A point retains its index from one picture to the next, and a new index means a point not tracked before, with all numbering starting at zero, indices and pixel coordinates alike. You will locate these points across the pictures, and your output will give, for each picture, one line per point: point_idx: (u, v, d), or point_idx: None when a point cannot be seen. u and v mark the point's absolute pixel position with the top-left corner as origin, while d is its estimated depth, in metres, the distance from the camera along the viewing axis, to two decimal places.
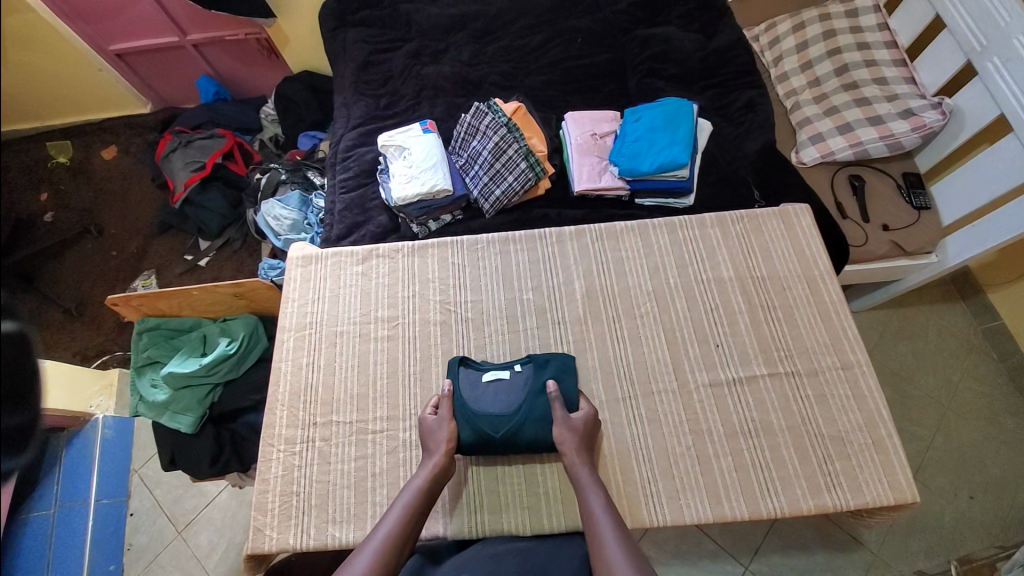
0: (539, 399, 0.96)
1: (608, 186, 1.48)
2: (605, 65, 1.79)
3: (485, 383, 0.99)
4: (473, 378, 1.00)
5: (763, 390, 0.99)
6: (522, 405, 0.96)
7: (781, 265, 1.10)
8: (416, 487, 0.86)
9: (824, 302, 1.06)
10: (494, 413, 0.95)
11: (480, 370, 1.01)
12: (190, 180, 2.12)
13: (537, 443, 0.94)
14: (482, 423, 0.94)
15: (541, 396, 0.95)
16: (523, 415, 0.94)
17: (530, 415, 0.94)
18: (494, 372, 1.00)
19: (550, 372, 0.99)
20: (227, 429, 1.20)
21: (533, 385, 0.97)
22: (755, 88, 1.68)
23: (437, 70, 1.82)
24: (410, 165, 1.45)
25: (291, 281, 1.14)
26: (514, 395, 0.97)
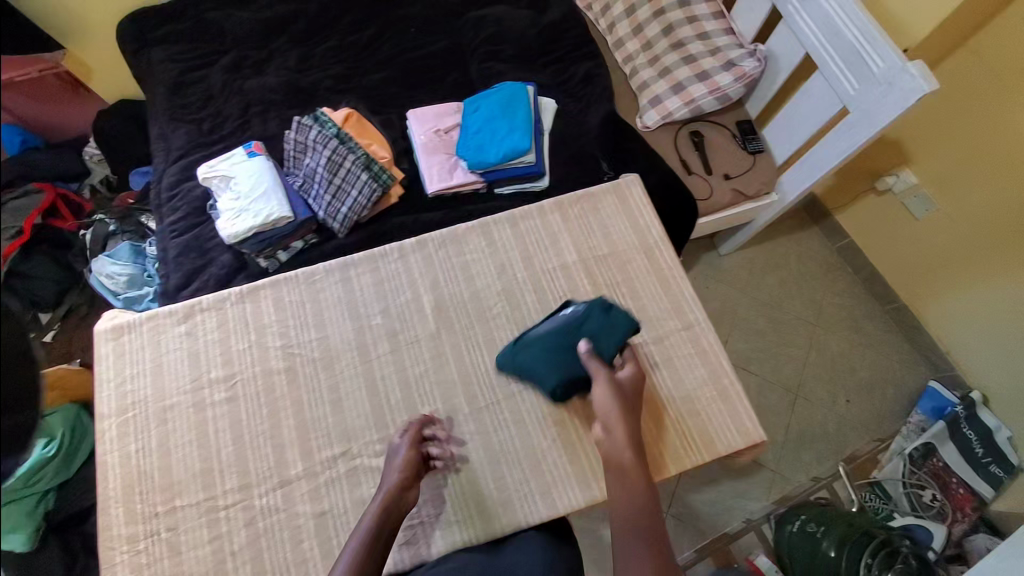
0: (569, 344, 0.96)
1: (460, 182, 1.44)
2: (443, 53, 1.71)
3: (559, 311, 1.01)
4: (551, 312, 1.02)
5: (616, 367, 1.01)
6: (552, 333, 0.98)
7: (620, 240, 1.12)
8: (365, 530, 0.82)
9: (662, 269, 1.10)
10: (551, 342, 0.97)
11: (556, 307, 1.03)
12: (9, 250, 1.72)
13: (535, 373, 0.96)
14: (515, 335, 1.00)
15: (567, 343, 0.96)
16: (544, 347, 0.96)
17: (554, 349, 0.96)
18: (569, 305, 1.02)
19: (588, 329, 0.97)
20: (79, 532, 1.07)
21: (585, 325, 0.97)
22: (592, 58, 1.70)
23: (262, 83, 1.66)
24: (239, 197, 1.32)
25: (103, 359, 1.01)
26: (567, 322, 0.98)
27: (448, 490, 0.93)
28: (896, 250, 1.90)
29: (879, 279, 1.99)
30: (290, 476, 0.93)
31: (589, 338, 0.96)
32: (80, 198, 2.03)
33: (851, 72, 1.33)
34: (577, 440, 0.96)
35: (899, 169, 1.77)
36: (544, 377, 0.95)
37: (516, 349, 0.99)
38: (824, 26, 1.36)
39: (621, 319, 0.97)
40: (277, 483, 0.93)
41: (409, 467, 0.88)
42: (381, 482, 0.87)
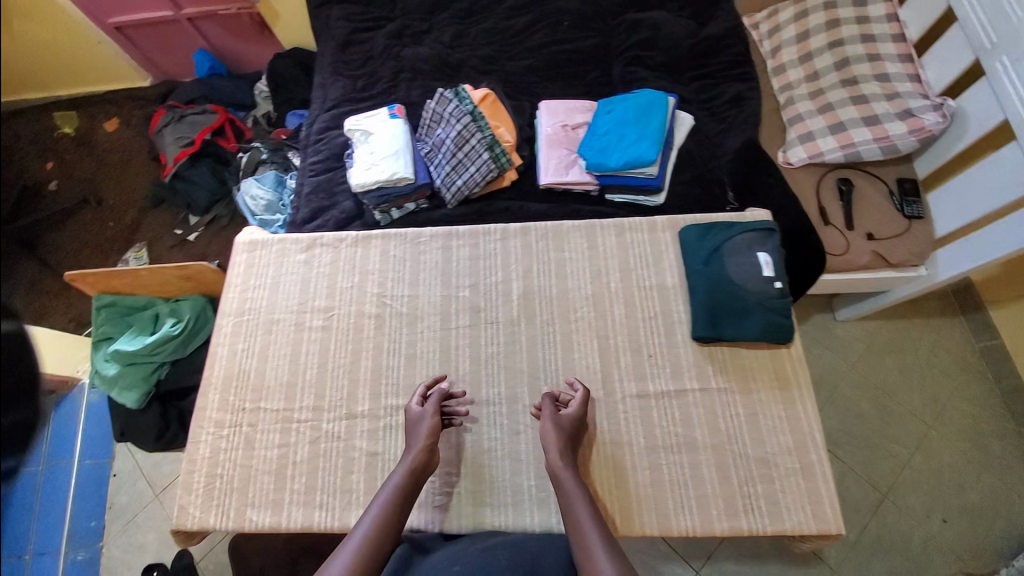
0: (741, 301, 0.97)
1: (574, 180, 1.43)
2: (591, 50, 1.70)
3: (760, 269, 0.98)
4: (750, 264, 0.99)
5: (692, 406, 0.96)
6: (734, 282, 0.98)
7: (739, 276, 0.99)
8: (394, 485, 0.84)
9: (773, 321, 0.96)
10: (734, 283, 0.99)
11: (763, 268, 0.98)
12: (180, 156, 2.17)
13: (694, 293, 1.01)
14: (716, 251, 1.01)
15: (742, 303, 0.97)
16: (721, 284, 0.98)
17: (726, 289, 0.98)
18: (772, 268, 0.98)
19: (759, 313, 0.96)
20: (175, 407, 1.22)
21: (762, 303, 0.96)
22: (746, 80, 1.59)
23: (417, 52, 1.77)
24: (373, 151, 1.43)
25: (236, 266, 1.16)
26: (755, 285, 0.98)
27: (501, 469, 0.94)
28: None
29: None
30: (356, 411, 1.01)
31: (755, 319, 0.96)
32: (243, 125, 2.33)
33: None
34: (660, 462, 0.92)
35: None
36: (697, 299, 0.99)
37: (708, 263, 1.00)
38: None
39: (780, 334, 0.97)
40: (343, 415, 1.01)
41: (434, 434, 0.90)
42: (409, 444, 0.89)
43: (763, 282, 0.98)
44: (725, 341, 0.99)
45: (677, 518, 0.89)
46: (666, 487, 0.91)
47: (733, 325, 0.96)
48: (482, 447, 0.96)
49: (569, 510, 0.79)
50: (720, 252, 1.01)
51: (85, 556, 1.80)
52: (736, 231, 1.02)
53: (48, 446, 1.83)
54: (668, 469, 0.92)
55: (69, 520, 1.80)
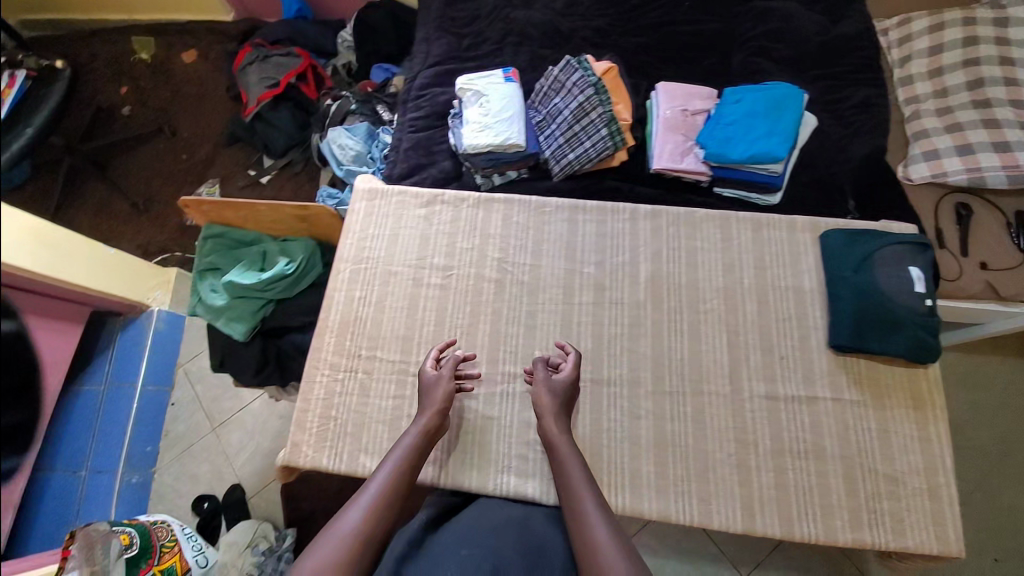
0: (887, 316, 0.94)
1: (688, 169, 1.37)
2: (712, 35, 1.62)
3: (912, 283, 0.95)
4: (901, 279, 0.95)
5: (822, 413, 0.94)
6: (882, 296, 0.95)
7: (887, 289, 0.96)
8: (408, 444, 0.85)
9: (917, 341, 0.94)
10: (881, 295, 0.95)
11: (916, 284, 0.95)
12: (264, 96, 2.15)
13: (835, 301, 0.99)
14: (865, 261, 0.98)
15: (889, 317, 0.94)
16: (868, 295, 0.96)
17: (874, 302, 0.95)
18: (924, 284, 0.95)
19: (905, 330, 0.94)
20: (275, 344, 1.21)
21: (911, 320, 0.94)
22: (874, 87, 1.51)
23: (528, 16, 1.71)
24: (487, 113, 1.39)
25: (355, 213, 1.15)
26: (906, 300, 0.94)
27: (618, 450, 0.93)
28: None
29: None
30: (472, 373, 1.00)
31: (901, 336, 0.94)
32: (324, 73, 2.31)
33: None
34: (785, 465, 0.91)
35: None
36: (839, 309, 0.98)
37: (857, 271, 0.98)
38: None
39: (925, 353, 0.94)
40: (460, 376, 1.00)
41: (449, 398, 0.92)
42: (422, 406, 0.90)
43: (915, 298, 0.94)
44: (864, 353, 0.97)
45: (801, 523, 0.87)
46: (792, 491, 0.89)
47: (875, 337, 0.95)
48: (602, 427, 0.95)
49: (568, 480, 0.81)
50: (868, 263, 0.98)
51: (139, 479, 1.83)
52: (885, 242, 0.98)
53: (110, 369, 1.80)
54: (794, 473, 0.90)
55: (129, 444, 1.80)
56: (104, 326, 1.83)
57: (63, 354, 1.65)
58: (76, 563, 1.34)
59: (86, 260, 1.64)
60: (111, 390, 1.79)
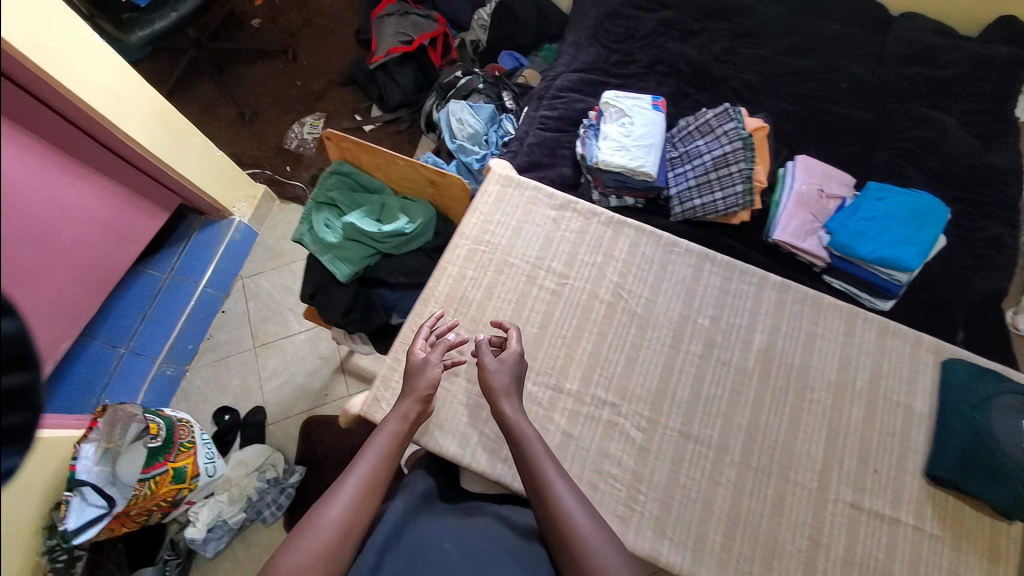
0: (995, 464, 0.93)
1: (809, 250, 1.35)
2: (860, 124, 1.59)
3: None
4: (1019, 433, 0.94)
5: (899, 538, 0.94)
6: (995, 442, 0.94)
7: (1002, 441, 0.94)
8: (390, 434, 0.87)
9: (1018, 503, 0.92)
10: (996, 443, 0.94)
11: None
12: (395, 50, 2.17)
13: (942, 432, 1.00)
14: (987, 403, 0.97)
15: (997, 467, 0.93)
16: (981, 438, 0.95)
17: (984, 446, 0.94)
18: None
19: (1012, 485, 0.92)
20: (365, 294, 1.23)
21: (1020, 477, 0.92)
22: (1012, 225, 1.46)
23: (683, 50, 1.68)
24: (627, 135, 1.37)
25: (486, 194, 1.15)
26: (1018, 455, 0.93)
27: (690, 507, 0.93)
28: None
29: None
30: (564, 386, 0.99)
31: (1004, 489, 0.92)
32: (452, 43, 2.33)
33: None
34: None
35: None
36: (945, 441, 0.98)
37: (976, 410, 0.97)
38: None
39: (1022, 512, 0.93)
40: (550, 385, 0.99)
41: (436, 382, 0.92)
42: (403, 391, 0.91)
43: None
44: (955, 491, 0.98)
45: None
46: None
47: (975, 481, 0.94)
48: (680, 482, 0.94)
49: (529, 459, 0.82)
50: (989, 406, 0.97)
51: (173, 372, 1.84)
52: (1010, 391, 0.98)
53: (180, 261, 1.85)
54: None
55: (174, 338, 1.82)
56: (186, 220, 1.91)
57: (145, 235, 1.68)
58: (98, 436, 1.46)
59: (198, 159, 1.72)
60: (172, 281, 1.84)
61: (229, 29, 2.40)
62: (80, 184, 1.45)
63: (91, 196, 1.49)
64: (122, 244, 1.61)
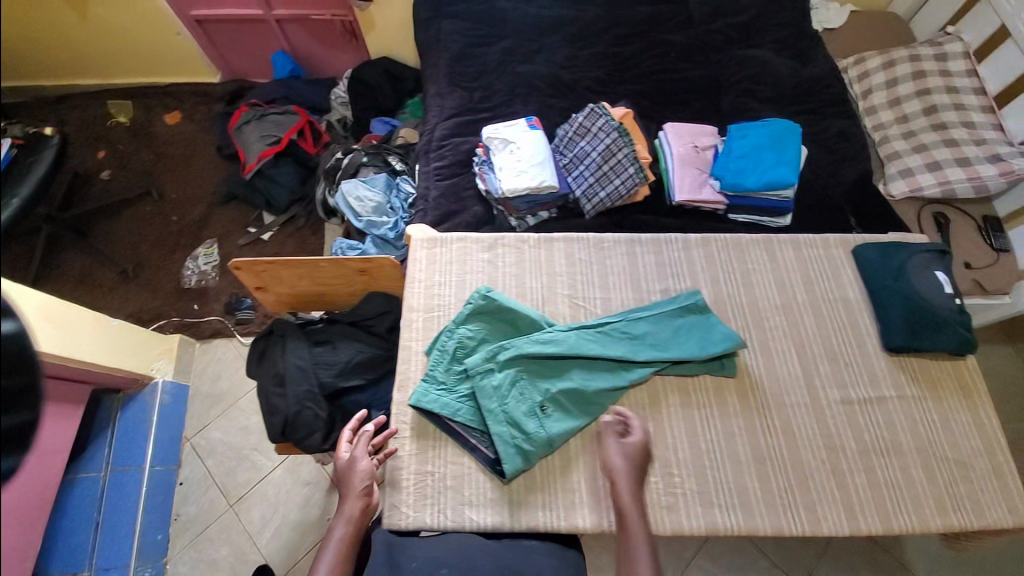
0: (932, 312, 1.05)
1: (708, 199, 1.50)
2: (699, 80, 1.79)
3: (944, 284, 1.08)
4: (932, 286, 1.08)
5: (892, 412, 1.02)
6: (917, 293, 1.07)
7: (932, 293, 1.07)
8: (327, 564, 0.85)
9: (961, 367, 1.07)
10: (923, 297, 1.06)
11: (943, 281, 1.08)
12: (265, 154, 2.12)
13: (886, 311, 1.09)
14: (905, 263, 1.10)
15: (937, 318, 1.05)
16: (916, 298, 1.06)
17: (920, 302, 1.06)
18: (952, 286, 1.09)
19: (949, 330, 1.05)
20: (339, 408, 1.18)
21: (954, 317, 1.06)
22: (847, 118, 1.72)
23: (532, 69, 1.82)
24: (520, 159, 1.47)
25: (417, 262, 1.17)
26: (946, 305, 1.06)
27: (717, 466, 0.96)
28: None
29: None
30: None
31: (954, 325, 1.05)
32: (320, 128, 2.29)
33: None
34: (875, 468, 0.97)
35: None
36: (888, 318, 1.08)
37: (897, 278, 1.10)
38: None
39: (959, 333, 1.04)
40: None
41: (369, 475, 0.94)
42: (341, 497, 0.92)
43: (948, 297, 1.08)
44: (914, 352, 1.07)
45: (898, 523, 0.93)
46: (888, 495, 0.95)
47: (937, 339, 1.05)
48: (700, 448, 0.97)
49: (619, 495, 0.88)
50: (903, 270, 1.10)
51: (150, 572, 1.62)
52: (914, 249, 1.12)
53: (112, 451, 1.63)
54: (885, 473, 0.97)
55: (139, 539, 1.59)
56: (103, 404, 1.67)
57: (65, 440, 1.47)
58: None
59: (96, 336, 1.53)
60: (113, 475, 1.61)
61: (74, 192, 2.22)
62: None
63: None
64: (52, 457, 1.42)
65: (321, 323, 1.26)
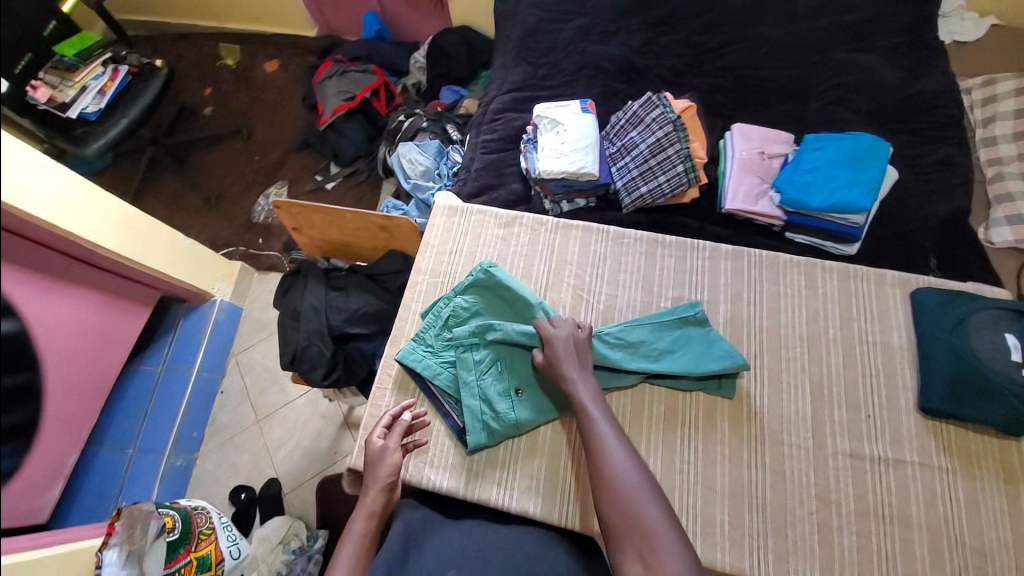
0: (987, 374, 0.99)
1: (762, 212, 1.36)
2: (786, 82, 1.62)
3: (1014, 350, 1.00)
4: (997, 350, 1.01)
5: (908, 478, 0.98)
6: (975, 352, 1.01)
7: (990, 362, 1.00)
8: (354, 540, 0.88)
9: (1011, 451, 1.00)
10: (979, 359, 1.00)
11: (1010, 346, 1.01)
12: (339, 108, 2.26)
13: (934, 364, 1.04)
14: (970, 316, 1.05)
15: (993, 384, 0.98)
16: (973, 358, 1.00)
17: (976, 362, 1.00)
18: (1022, 352, 1.01)
19: (1004, 400, 0.98)
20: (343, 349, 1.30)
21: (1021, 388, 0.98)
22: (960, 145, 1.47)
23: (604, 51, 1.73)
24: (563, 141, 1.43)
25: (435, 227, 1.28)
26: (1011, 371, 0.99)
27: (694, 486, 0.99)
28: None
29: None
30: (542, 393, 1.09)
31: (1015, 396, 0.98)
32: (395, 90, 2.36)
33: None
34: (869, 533, 0.95)
35: None
36: (934, 372, 1.03)
37: (953, 332, 1.04)
38: None
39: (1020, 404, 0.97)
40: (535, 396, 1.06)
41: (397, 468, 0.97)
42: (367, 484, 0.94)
43: (1014, 364, 1.00)
44: (953, 419, 1.02)
45: None
46: (876, 561, 0.92)
47: (984, 406, 0.98)
48: (675, 464, 1.00)
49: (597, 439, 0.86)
50: (967, 324, 1.05)
51: (182, 463, 1.84)
52: (980, 306, 1.06)
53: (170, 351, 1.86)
54: (878, 541, 0.94)
55: (177, 431, 1.82)
56: (170, 311, 1.92)
57: (128, 334, 1.69)
58: (119, 539, 1.30)
59: (166, 251, 1.73)
60: (166, 372, 1.85)
61: (181, 121, 2.49)
62: (61, 300, 1.45)
63: (73, 308, 1.48)
64: (110, 349, 1.63)
65: (343, 270, 1.42)
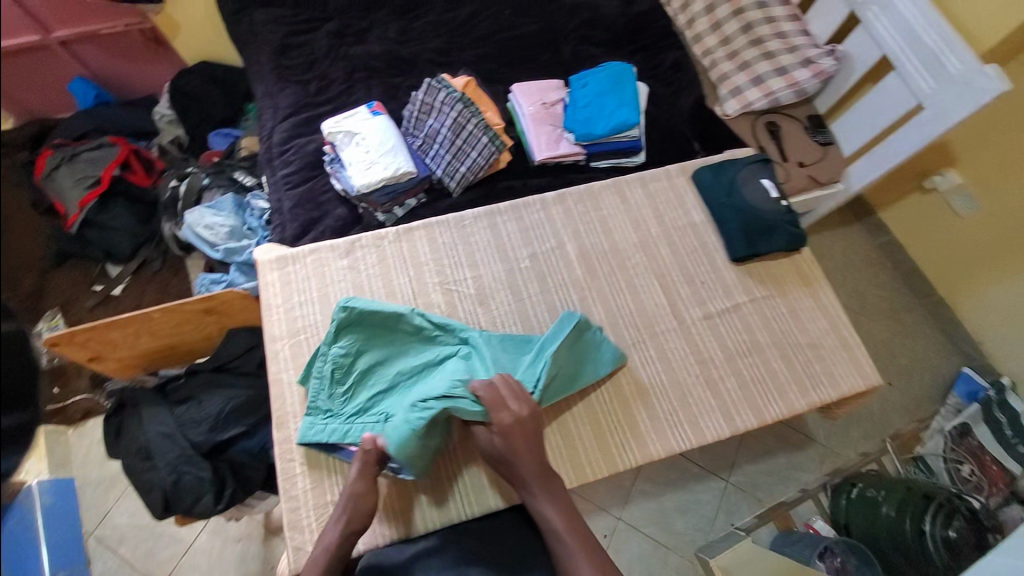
0: (757, 216, 1.28)
1: (566, 152, 1.52)
2: (538, 34, 1.78)
3: (769, 192, 1.31)
4: (760, 195, 1.30)
5: (747, 315, 1.24)
6: (748, 203, 1.30)
7: (760, 205, 1.29)
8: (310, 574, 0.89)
9: (799, 263, 1.32)
10: (752, 206, 1.29)
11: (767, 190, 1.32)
12: (85, 201, 1.82)
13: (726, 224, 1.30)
14: (735, 178, 1.32)
15: (766, 222, 1.28)
16: (749, 207, 1.29)
17: (752, 210, 1.29)
18: (776, 191, 1.32)
19: (778, 231, 1.28)
20: (224, 462, 1.14)
21: (784, 218, 1.30)
22: (680, 49, 1.81)
23: (367, 50, 1.69)
24: (367, 150, 1.40)
25: (270, 286, 1.15)
26: (774, 208, 1.30)
27: (610, 402, 1.12)
28: (943, 244, 1.85)
29: (917, 273, 1.95)
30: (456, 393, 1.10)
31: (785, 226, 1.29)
32: (150, 155, 1.99)
33: (928, 72, 1.42)
34: (740, 369, 1.18)
35: (945, 170, 1.76)
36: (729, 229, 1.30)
37: (730, 195, 1.31)
38: (906, 35, 1.46)
39: (789, 231, 1.29)
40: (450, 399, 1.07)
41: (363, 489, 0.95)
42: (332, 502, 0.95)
43: (775, 202, 1.32)
44: (756, 257, 1.30)
45: (770, 411, 1.15)
46: (754, 388, 1.16)
47: (770, 242, 1.28)
48: (589, 393, 1.12)
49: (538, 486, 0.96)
50: (735, 186, 1.32)
51: None
52: (739, 166, 1.34)
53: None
54: (748, 372, 1.18)
55: None
56: None
57: None
58: None
59: None
60: None
61: None
62: None
63: None
64: None
65: (181, 377, 1.21)
